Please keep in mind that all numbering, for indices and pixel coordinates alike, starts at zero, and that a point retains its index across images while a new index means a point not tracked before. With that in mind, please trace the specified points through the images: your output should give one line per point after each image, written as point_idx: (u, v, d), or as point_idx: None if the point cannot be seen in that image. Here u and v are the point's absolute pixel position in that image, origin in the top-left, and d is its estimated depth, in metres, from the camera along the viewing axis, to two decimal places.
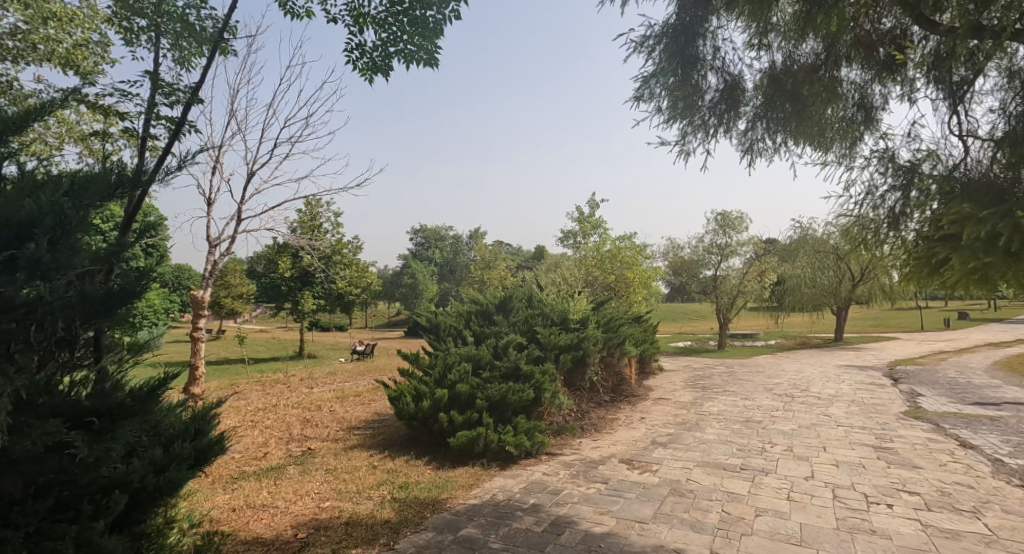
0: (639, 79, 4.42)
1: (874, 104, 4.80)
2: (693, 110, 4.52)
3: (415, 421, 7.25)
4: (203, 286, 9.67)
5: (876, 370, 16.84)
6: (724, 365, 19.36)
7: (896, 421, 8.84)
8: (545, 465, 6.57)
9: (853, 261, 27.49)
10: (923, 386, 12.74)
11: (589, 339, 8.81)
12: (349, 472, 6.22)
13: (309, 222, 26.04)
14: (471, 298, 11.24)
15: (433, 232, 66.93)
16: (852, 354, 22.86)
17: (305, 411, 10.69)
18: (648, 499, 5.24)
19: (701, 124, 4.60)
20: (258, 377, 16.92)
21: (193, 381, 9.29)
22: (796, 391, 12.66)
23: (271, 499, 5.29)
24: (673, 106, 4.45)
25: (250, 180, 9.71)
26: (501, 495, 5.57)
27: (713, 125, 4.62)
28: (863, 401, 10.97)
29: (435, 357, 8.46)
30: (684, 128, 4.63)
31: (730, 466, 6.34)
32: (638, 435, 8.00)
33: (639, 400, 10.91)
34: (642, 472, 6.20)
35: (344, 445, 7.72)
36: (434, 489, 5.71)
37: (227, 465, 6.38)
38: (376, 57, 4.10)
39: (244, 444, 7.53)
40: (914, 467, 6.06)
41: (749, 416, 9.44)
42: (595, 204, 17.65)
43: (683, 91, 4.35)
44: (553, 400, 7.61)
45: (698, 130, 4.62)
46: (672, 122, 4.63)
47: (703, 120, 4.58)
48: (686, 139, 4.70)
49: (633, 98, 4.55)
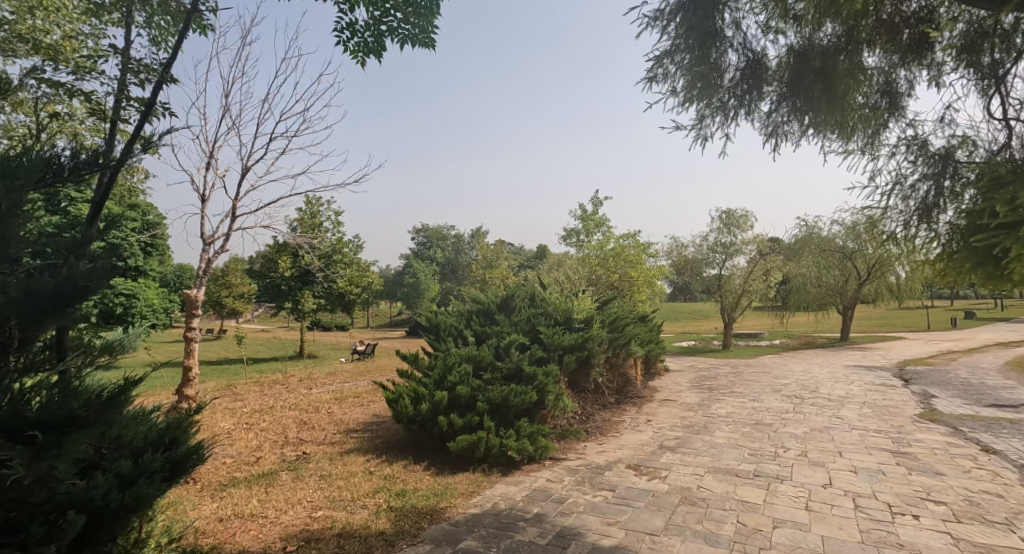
0: (653, 57, 4.16)
1: (899, 89, 4.52)
2: (710, 90, 4.26)
3: (413, 424, 6.98)
4: (197, 285, 9.40)
5: (886, 371, 16.53)
6: (730, 365, 19.08)
7: (912, 424, 8.55)
8: (549, 471, 6.29)
9: (860, 259, 27.16)
10: (936, 388, 12.42)
11: (594, 339, 8.52)
12: (345, 479, 5.94)
13: (309, 221, 25.81)
14: (472, 297, 10.97)
15: (435, 232, 66.73)
16: (859, 354, 22.52)
17: (302, 413, 10.43)
18: (659, 509, 4.97)
19: None
20: (256, 378, 16.68)
21: (187, 382, 9.00)
22: (805, 392, 12.38)
23: (261, 508, 5.03)
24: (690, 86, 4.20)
25: (245, 176, 9.44)
26: (503, 504, 5.29)
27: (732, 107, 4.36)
28: (875, 403, 10.67)
29: (434, 358, 8.19)
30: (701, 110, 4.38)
31: (743, 472, 6.06)
32: (644, 439, 7.73)
33: (645, 401, 10.63)
34: (651, 478, 5.93)
35: (340, 448, 7.43)
36: (433, 497, 5.43)
37: (218, 471, 6.12)
38: (368, 37, 3.83)
39: (237, 448, 7.25)
40: (937, 474, 5.78)
41: (759, 418, 9.17)
42: (598, 202, 17.37)
43: (703, 67, 4.13)
44: (557, 403, 7.33)
45: None
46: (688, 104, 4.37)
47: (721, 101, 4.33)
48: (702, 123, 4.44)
49: (645, 79, 4.29)
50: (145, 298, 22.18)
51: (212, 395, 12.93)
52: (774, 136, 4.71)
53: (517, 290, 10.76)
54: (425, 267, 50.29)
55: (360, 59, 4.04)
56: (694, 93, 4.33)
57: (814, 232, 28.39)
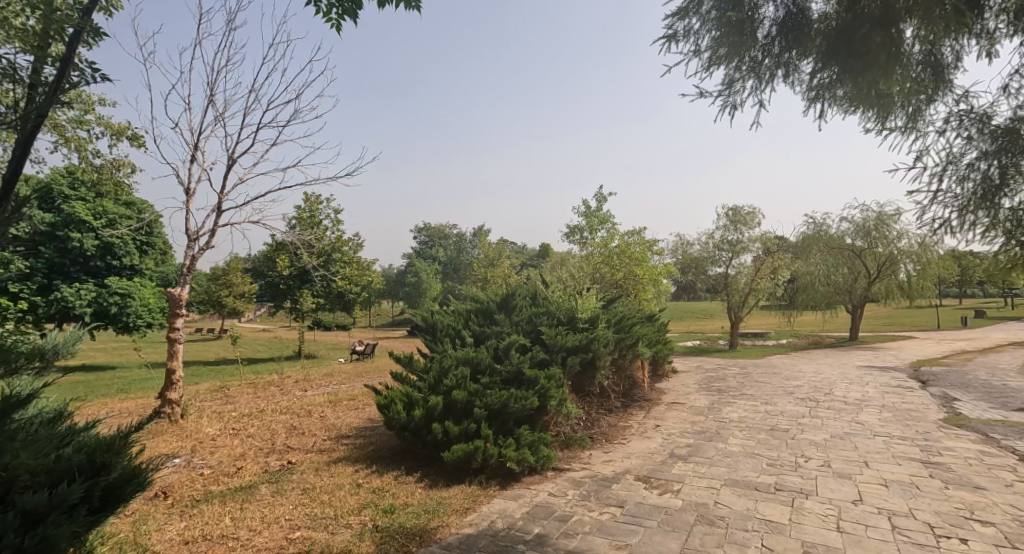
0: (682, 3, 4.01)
1: (944, 62, 4.01)
2: (742, 49, 4.07)
3: (406, 431, 6.51)
4: (181, 284, 8.95)
5: (901, 372, 15.93)
6: (737, 366, 18.56)
7: (938, 429, 8.02)
8: (552, 484, 5.81)
9: (869, 257, 26.58)
10: (958, 390, 11.85)
11: (599, 340, 8.03)
12: (329, 493, 5.46)
13: (308, 219, 25.42)
14: (471, 296, 10.51)
15: (438, 231, 66.26)
16: (870, 355, 21.90)
17: (293, 417, 9.97)
18: (673, 530, 4.49)
19: (751, 67, 4.17)
20: (251, 380, 16.23)
21: (170, 386, 8.53)
22: (820, 394, 11.84)
23: (233, 528, 4.56)
24: (722, 39, 4.02)
25: (231, 169, 8.96)
26: (500, 523, 4.80)
27: (768, 65, 4.17)
28: (895, 407, 10.14)
29: (430, 360, 7.72)
30: (731, 73, 4.23)
31: (764, 485, 5.56)
32: (653, 447, 7.23)
33: (652, 405, 10.14)
34: (662, 493, 5.44)
35: (330, 457, 6.96)
36: (424, 514, 4.95)
37: (192, 483, 5.66)
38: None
39: (218, 457, 6.77)
40: (977, 488, 5.27)
41: (774, 424, 8.66)
42: (602, 198, 16.85)
43: (738, 11, 3.87)
44: (559, 408, 6.85)
45: (746, 75, 4.21)
46: (718, 65, 4.21)
47: (755, 60, 4.14)
48: (732, 87, 4.30)
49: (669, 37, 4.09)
50: (141, 297, 21.68)
51: (203, 397, 12.51)
52: (815, 102, 4.24)
53: (519, 288, 10.28)
54: (427, 266, 49.82)
55: (335, 22, 3.73)
56: (722, 51, 4.08)
57: (822, 230, 27.83)
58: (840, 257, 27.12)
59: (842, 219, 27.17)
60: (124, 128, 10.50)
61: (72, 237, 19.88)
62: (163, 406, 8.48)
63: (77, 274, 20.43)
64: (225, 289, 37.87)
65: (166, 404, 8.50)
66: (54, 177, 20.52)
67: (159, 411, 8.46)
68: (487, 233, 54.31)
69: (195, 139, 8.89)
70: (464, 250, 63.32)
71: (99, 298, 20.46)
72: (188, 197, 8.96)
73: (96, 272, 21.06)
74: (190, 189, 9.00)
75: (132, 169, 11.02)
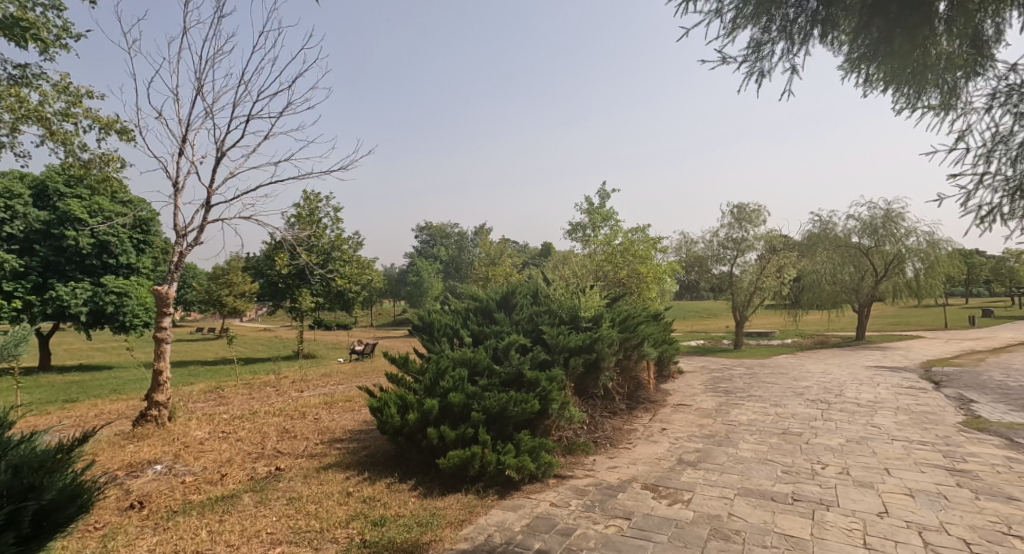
0: None
1: (991, 37, 3.68)
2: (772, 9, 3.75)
3: (400, 436, 6.18)
4: (169, 281, 8.60)
5: (911, 372, 15.53)
6: (743, 367, 18.17)
7: (959, 434, 7.66)
8: (554, 493, 5.47)
9: (876, 256, 26.13)
10: (973, 392, 11.45)
11: (604, 339, 7.68)
12: (316, 503, 5.12)
13: (307, 217, 25.10)
14: (470, 294, 10.17)
15: (439, 229, 65.90)
16: (878, 355, 21.49)
17: (287, 419, 9.65)
18: (685, 547, 4.14)
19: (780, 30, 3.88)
20: (247, 381, 15.91)
21: (157, 388, 8.20)
22: (831, 396, 11.46)
23: (209, 546, 4.22)
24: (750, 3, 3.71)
25: (221, 162, 8.63)
26: (498, 537, 4.46)
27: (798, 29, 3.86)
28: (911, 409, 9.76)
29: (426, 361, 7.37)
30: (758, 36, 3.93)
31: (780, 495, 5.21)
32: (660, 452, 6.89)
33: (658, 407, 9.79)
34: (672, 503, 5.09)
35: (321, 463, 6.62)
36: (416, 527, 4.61)
37: (171, 492, 5.33)
38: None
39: (204, 463, 6.44)
40: (1010, 499, 4.91)
41: (786, 427, 8.29)
42: (605, 194, 16.46)
43: None
44: (562, 412, 6.49)
45: (774, 38, 3.92)
46: (744, 28, 3.91)
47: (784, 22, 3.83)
48: (757, 51, 4.02)
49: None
50: (137, 296, 21.33)
51: (196, 399, 12.19)
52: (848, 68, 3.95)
53: (520, 286, 9.94)
54: (428, 265, 49.47)
55: None
56: (749, 11, 3.78)
57: (828, 228, 27.40)
58: (847, 256, 26.69)
59: (848, 217, 26.75)
60: (113, 122, 10.18)
61: (67, 235, 19.48)
62: (150, 408, 8.17)
63: (73, 273, 20.04)
64: (224, 288, 37.58)
65: (153, 407, 8.18)
66: (49, 173, 20.09)
67: (146, 413, 8.14)
68: (489, 231, 53.95)
69: (183, 131, 8.55)
70: (465, 249, 62.96)
71: (95, 297, 20.10)
72: (176, 191, 8.62)
73: (92, 271, 20.66)
74: (178, 183, 8.65)
75: (121, 164, 10.70)
